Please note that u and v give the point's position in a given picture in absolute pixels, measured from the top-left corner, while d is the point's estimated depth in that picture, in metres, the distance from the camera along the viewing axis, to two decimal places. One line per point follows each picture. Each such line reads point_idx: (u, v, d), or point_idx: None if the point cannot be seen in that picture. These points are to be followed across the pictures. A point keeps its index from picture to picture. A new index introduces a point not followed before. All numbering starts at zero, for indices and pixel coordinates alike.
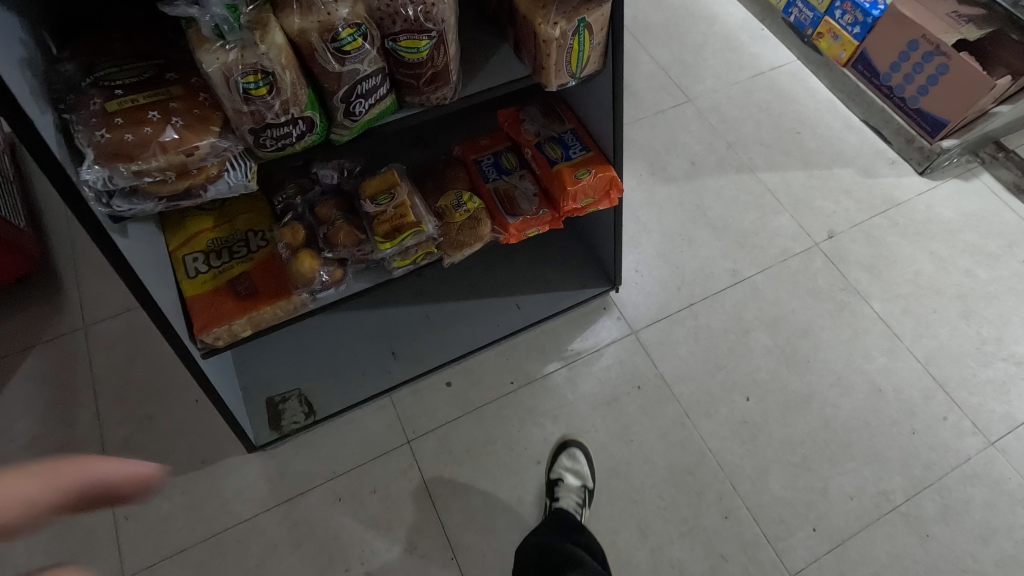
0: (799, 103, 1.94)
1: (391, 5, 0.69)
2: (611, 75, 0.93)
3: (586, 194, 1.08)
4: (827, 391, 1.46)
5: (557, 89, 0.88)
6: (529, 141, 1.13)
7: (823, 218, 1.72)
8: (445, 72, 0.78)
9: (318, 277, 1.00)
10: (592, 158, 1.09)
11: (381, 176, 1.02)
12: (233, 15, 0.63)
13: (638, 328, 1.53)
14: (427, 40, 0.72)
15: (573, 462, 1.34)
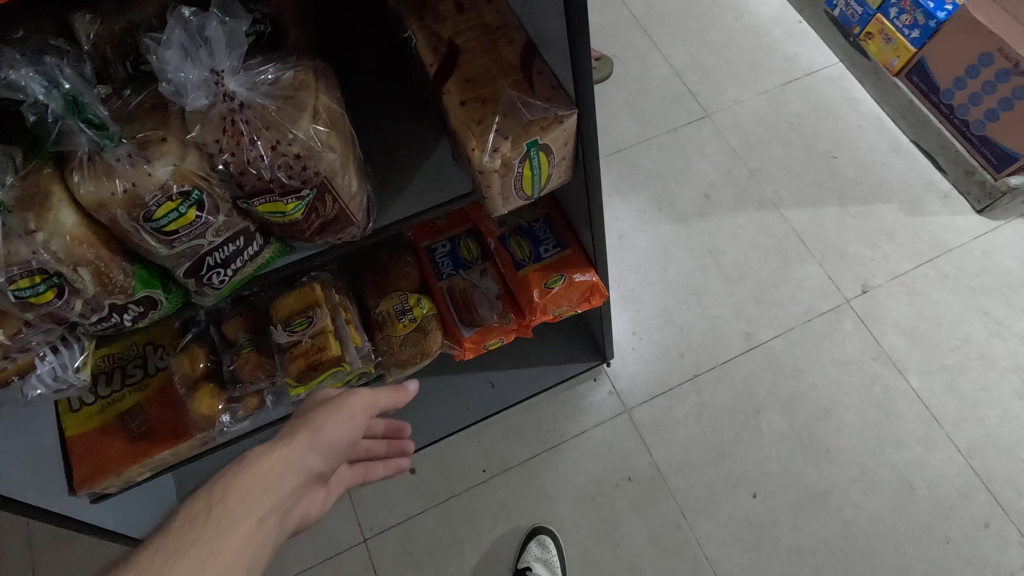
0: (838, 119, 1.64)
1: (236, 162, 0.50)
2: (582, 183, 0.70)
3: (559, 306, 0.88)
4: (848, 488, 1.26)
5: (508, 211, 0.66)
6: (493, 231, 0.92)
7: (857, 268, 1.47)
8: (344, 217, 0.58)
9: (222, 418, 0.83)
10: (567, 260, 0.88)
11: (299, 292, 0.81)
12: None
13: (632, 406, 1.33)
14: (298, 200, 0.52)
15: (544, 550, 1.20)
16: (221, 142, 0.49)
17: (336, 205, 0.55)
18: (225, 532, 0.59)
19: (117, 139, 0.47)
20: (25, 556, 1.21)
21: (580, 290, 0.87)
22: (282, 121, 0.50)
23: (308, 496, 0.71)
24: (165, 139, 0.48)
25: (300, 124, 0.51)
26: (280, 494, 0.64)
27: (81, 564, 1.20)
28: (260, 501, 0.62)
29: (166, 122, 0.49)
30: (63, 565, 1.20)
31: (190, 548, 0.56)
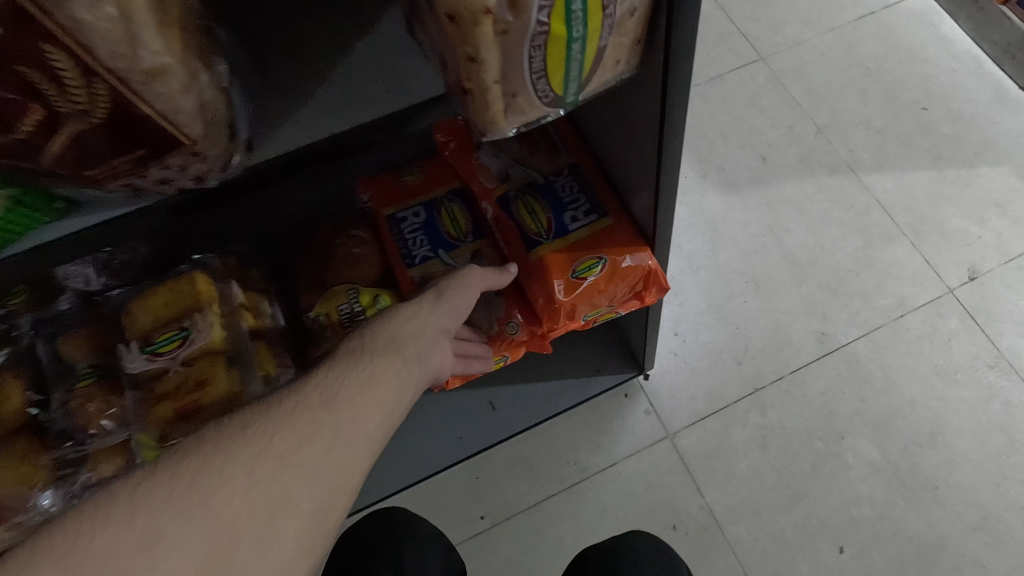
0: (927, 62, 1.31)
1: None
2: (659, 82, 0.42)
3: (594, 305, 0.62)
4: (966, 540, 0.95)
5: (523, 119, 0.41)
6: (492, 190, 0.63)
7: (961, 248, 1.14)
8: (105, 109, 0.36)
9: (41, 494, 0.54)
10: (608, 233, 0.61)
11: (173, 292, 0.56)
12: None
13: (675, 430, 1.02)
14: None
15: None
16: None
17: (59, 55, 0.32)
18: (377, 367, 0.50)
19: None
20: None
21: (626, 281, 0.60)
22: None
23: (449, 360, 0.59)
24: None
25: None
26: (422, 345, 0.54)
27: None
28: (408, 342, 0.53)
29: None
30: None
31: (346, 375, 0.49)
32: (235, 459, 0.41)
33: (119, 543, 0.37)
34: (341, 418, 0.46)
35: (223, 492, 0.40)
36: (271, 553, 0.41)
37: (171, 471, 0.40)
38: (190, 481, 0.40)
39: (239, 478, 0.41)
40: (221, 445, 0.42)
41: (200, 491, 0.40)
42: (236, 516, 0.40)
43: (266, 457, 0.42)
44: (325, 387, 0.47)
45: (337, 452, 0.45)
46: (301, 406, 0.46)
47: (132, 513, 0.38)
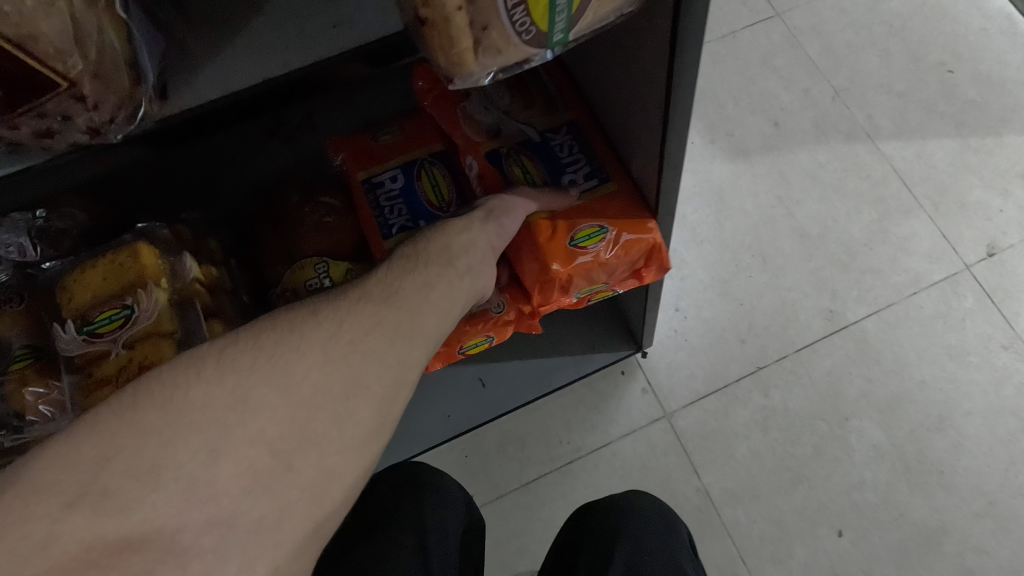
0: (955, 21, 1.21)
1: None
2: (666, 30, 0.36)
3: (594, 277, 0.56)
4: (971, 526, 0.92)
5: (502, 63, 0.35)
6: (479, 141, 0.56)
7: (980, 222, 1.08)
8: None
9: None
10: (610, 202, 0.56)
11: (114, 262, 0.52)
12: None
13: (672, 408, 0.98)
14: None
15: None
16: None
17: None
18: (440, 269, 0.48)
19: None
20: None
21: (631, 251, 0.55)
22: None
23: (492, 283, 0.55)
24: None
25: None
26: (482, 255, 0.51)
27: None
28: (468, 247, 0.51)
29: None
30: None
31: (413, 271, 0.47)
32: (317, 331, 0.40)
33: (209, 396, 0.35)
34: (406, 314, 0.44)
35: (306, 359, 0.39)
36: (357, 425, 0.39)
37: (253, 338, 0.39)
38: (274, 347, 0.38)
39: (322, 348, 0.39)
40: (300, 320, 0.40)
41: (285, 356, 0.38)
42: (320, 386, 0.38)
43: (346, 334, 0.41)
44: (396, 279, 0.46)
45: (410, 342, 0.43)
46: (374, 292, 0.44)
47: (221, 372, 0.36)
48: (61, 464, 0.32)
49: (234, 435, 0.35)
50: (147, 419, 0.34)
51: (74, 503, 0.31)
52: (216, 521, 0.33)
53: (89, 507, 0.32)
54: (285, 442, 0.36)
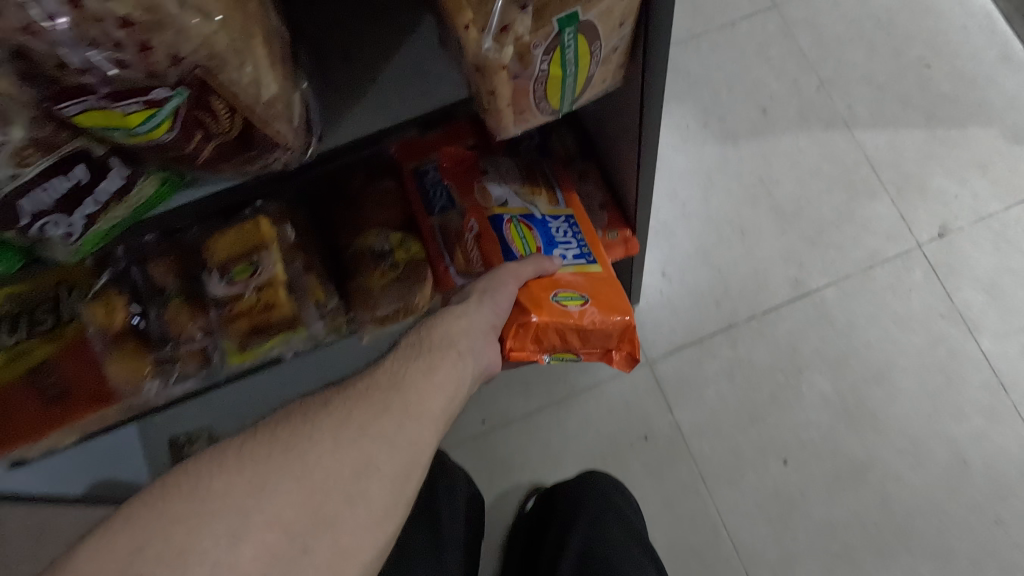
0: (938, 16, 1.32)
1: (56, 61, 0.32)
2: (633, 96, 0.51)
3: (567, 334, 0.66)
4: (894, 461, 1.11)
5: (521, 131, 0.47)
6: (487, 208, 0.69)
7: (937, 206, 1.23)
8: (241, 133, 0.43)
9: (151, 384, 0.66)
10: (595, 278, 0.69)
11: (239, 230, 0.62)
12: None
13: (654, 358, 1.16)
14: (144, 108, 0.36)
15: None
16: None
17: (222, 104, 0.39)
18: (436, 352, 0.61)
19: None
20: None
21: (605, 323, 0.66)
22: None
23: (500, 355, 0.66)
24: None
25: None
26: (478, 338, 0.62)
27: None
28: (455, 339, 0.61)
29: None
30: None
31: (409, 362, 0.59)
32: (323, 425, 0.52)
33: (235, 484, 0.48)
34: (412, 396, 0.56)
35: (316, 451, 0.50)
36: (358, 510, 0.49)
37: (272, 434, 0.51)
38: (287, 442, 0.50)
39: (327, 442, 0.51)
40: (311, 415, 0.53)
41: (298, 449, 0.50)
42: (325, 475, 0.49)
43: (349, 427, 0.52)
44: (391, 374, 0.57)
45: (404, 426, 0.54)
46: (372, 389, 0.56)
47: (244, 462, 0.49)
48: (120, 544, 0.45)
49: (254, 518, 0.46)
50: (185, 505, 0.46)
51: None
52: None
53: None
54: (296, 526, 0.47)
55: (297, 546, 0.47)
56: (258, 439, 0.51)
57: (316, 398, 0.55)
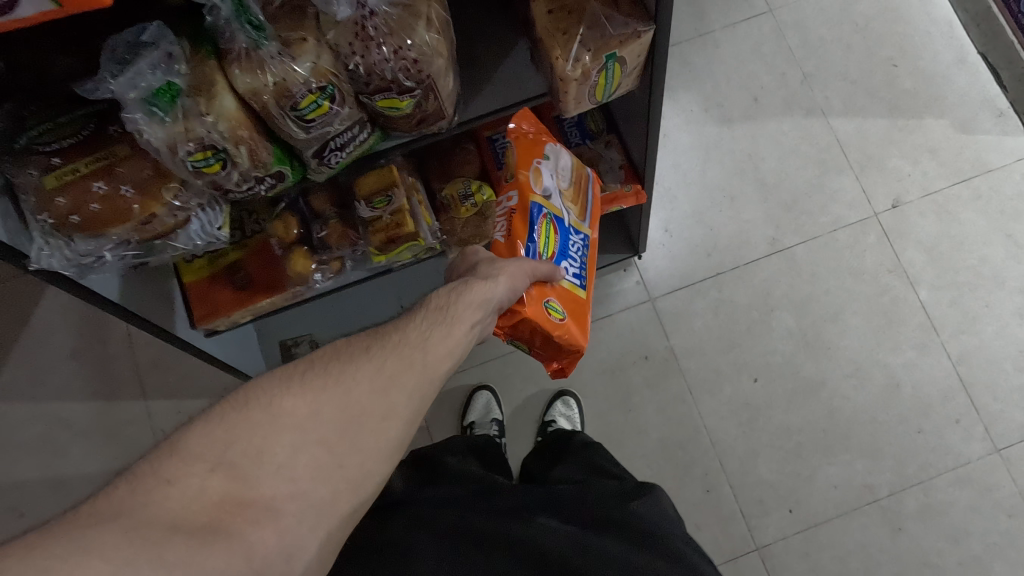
0: (907, 23, 1.58)
1: (372, 65, 0.56)
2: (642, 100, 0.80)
3: (538, 333, 0.86)
4: (840, 381, 1.42)
5: (576, 114, 0.73)
6: (534, 193, 0.86)
7: (893, 183, 1.50)
8: (439, 111, 0.65)
9: (315, 276, 0.99)
10: (573, 297, 0.93)
11: (378, 173, 0.91)
12: (163, 100, 0.53)
13: (656, 296, 1.47)
14: (411, 99, 0.59)
15: (567, 407, 1.40)
16: (353, 45, 0.55)
17: (438, 98, 0.62)
18: (453, 311, 0.70)
19: (269, 38, 0.53)
20: (134, 379, 1.44)
21: (569, 341, 0.89)
22: (400, 28, 0.55)
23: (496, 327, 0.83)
24: (306, 37, 0.54)
25: (416, 31, 0.56)
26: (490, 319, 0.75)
27: (182, 388, 1.43)
28: (477, 307, 0.72)
29: (302, 21, 0.55)
30: (167, 389, 1.43)
31: (437, 323, 0.69)
32: (361, 369, 0.62)
33: (293, 407, 0.58)
34: (435, 354, 0.67)
35: (356, 391, 0.61)
36: (378, 443, 0.60)
37: (319, 370, 0.61)
38: (335, 377, 0.61)
39: (364, 384, 0.61)
40: (351, 359, 0.63)
41: (341, 387, 0.60)
42: (359, 412, 0.60)
43: (382, 375, 0.63)
44: (419, 332, 0.67)
45: (426, 381, 0.65)
46: (403, 342, 0.66)
47: (301, 389, 0.59)
48: (214, 436, 0.55)
49: (308, 437, 0.57)
50: (254, 416, 0.57)
51: (215, 468, 0.54)
52: (295, 494, 0.55)
53: (220, 471, 0.54)
54: (334, 448, 0.58)
55: (332, 464, 0.57)
56: (312, 370, 0.61)
57: (354, 340, 0.66)
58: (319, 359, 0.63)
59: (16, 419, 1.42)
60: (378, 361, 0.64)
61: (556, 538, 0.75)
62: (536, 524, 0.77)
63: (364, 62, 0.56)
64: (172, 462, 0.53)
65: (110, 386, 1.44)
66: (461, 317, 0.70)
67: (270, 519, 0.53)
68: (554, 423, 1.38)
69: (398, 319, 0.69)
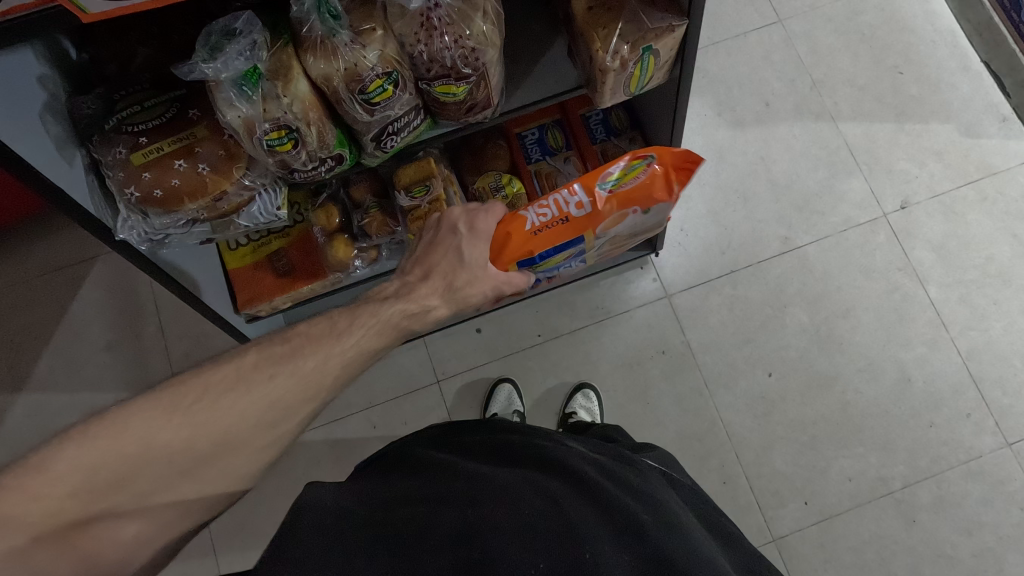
0: (912, 33, 1.64)
1: (431, 51, 0.63)
2: (671, 95, 0.85)
3: None
4: (853, 375, 1.46)
5: (610, 104, 0.78)
6: (589, 232, 0.83)
7: (901, 184, 1.56)
8: (488, 101, 0.71)
9: (353, 263, 1.03)
10: None
11: (416, 165, 0.96)
12: (252, 81, 0.61)
13: (672, 292, 1.51)
14: (466, 85, 0.65)
15: (587, 400, 1.43)
16: (418, 35, 0.62)
17: (489, 85, 0.68)
18: (344, 335, 0.72)
19: (344, 28, 0.61)
20: (167, 370, 1.48)
21: None
22: (460, 19, 0.62)
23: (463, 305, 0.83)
24: (376, 28, 0.62)
25: (474, 22, 0.62)
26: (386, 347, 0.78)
27: None
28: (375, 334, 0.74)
29: (371, 13, 0.62)
30: None
31: (330, 359, 0.70)
32: (242, 402, 0.65)
33: (167, 441, 0.61)
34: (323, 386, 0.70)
35: (235, 424, 0.65)
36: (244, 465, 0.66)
37: (199, 399, 0.64)
38: (211, 408, 0.64)
39: (248, 418, 0.65)
40: (236, 390, 0.65)
41: (226, 418, 0.64)
42: (238, 445, 0.65)
43: (271, 411, 0.66)
44: (320, 362, 0.70)
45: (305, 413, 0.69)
46: (290, 375, 0.68)
47: (180, 423, 0.62)
48: (80, 459, 0.58)
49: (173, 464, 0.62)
50: (126, 447, 0.60)
51: (76, 491, 0.57)
52: (150, 511, 0.61)
53: (83, 495, 0.57)
54: (197, 475, 0.63)
55: (191, 491, 0.63)
56: (199, 401, 0.64)
57: (241, 362, 0.67)
58: (203, 384, 0.65)
59: (50, 408, 1.47)
60: (260, 394, 0.66)
61: (588, 463, 0.80)
62: (567, 447, 0.84)
63: (426, 51, 0.63)
64: (38, 478, 0.56)
65: (143, 377, 1.48)
66: (354, 343, 0.72)
67: (117, 531, 0.60)
68: (574, 415, 1.41)
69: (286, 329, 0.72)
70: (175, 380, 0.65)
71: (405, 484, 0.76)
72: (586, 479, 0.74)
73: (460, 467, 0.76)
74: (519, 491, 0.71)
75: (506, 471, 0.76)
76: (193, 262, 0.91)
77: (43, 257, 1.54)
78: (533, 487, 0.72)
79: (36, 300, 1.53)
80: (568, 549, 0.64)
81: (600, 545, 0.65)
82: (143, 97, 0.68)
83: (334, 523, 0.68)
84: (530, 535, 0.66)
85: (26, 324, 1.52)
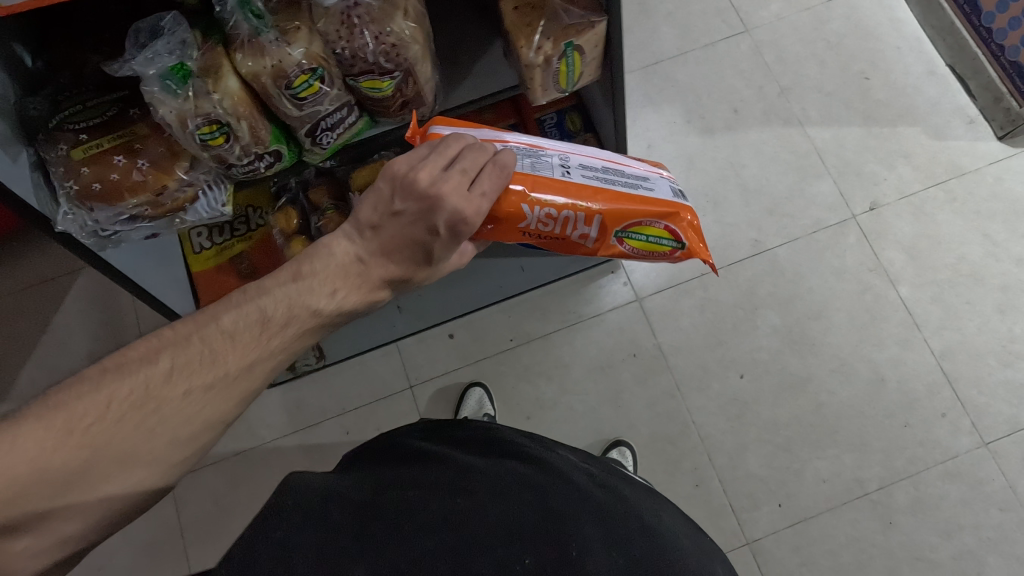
0: (878, 40, 1.67)
1: (351, 47, 0.67)
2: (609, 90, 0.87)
3: None
4: (826, 377, 1.45)
5: (546, 102, 0.81)
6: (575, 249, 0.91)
7: (870, 187, 1.57)
8: (419, 97, 0.76)
9: None
10: None
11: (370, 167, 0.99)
12: (177, 75, 0.65)
13: (643, 295, 1.52)
14: (389, 80, 0.70)
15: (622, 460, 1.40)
16: (339, 31, 0.67)
17: (413, 80, 0.72)
18: (275, 335, 0.70)
19: (269, 27, 0.66)
20: None
21: None
22: (380, 17, 0.66)
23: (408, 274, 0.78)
24: (300, 26, 0.67)
25: (394, 20, 0.67)
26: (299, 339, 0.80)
27: None
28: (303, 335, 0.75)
29: (297, 14, 0.67)
30: None
31: (257, 359, 0.69)
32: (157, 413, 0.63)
33: (67, 461, 0.58)
34: (247, 385, 0.69)
35: (148, 434, 0.63)
36: (162, 473, 0.64)
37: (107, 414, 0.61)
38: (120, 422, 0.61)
39: (168, 435, 0.64)
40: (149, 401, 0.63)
41: (140, 437, 0.62)
42: (151, 461, 0.63)
43: (193, 424, 0.65)
44: (248, 360, 0.68)
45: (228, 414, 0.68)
46: (208, 379, 0.66)
47: (82, 441, 0.59)
48: None
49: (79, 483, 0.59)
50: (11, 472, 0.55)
51: None
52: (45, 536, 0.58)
53: None
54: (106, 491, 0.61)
55: (98, 508, 0.60)
56: (102, 421, 0.61)
57: (156, 371, 0.64)
58: (109, 398, 0.62)
59: None
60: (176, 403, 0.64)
61: (580, 471, 0.80)
62: (557, 453, 0.85)
63: (347, 49, 0.68)
64: None
65: None
66: (284, 343, 0.71)
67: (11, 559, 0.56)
68: None
69: (203, 316, 0.68)
70: (62, 397, 0.61)
71: (398, 470, 0.77)
72: (578, 483, 0.75)
73: (453, 459, 0.77)
74: (509, 487, 0.72)
75: (498, 467, 0.76)
76: (148, 262, 0.95)
77: (28, 271, 1.58)
78: (523, 483, 0.73)
79: (20, 314, 1.56)
80: (556, 543, 0.65)
81: (587, 542, 0.65)
82: (86, 97, 0.72)
83: (321, 501, 0.68)
84: (512, 530, 0.66)
85: (9, 336, 1.56)
